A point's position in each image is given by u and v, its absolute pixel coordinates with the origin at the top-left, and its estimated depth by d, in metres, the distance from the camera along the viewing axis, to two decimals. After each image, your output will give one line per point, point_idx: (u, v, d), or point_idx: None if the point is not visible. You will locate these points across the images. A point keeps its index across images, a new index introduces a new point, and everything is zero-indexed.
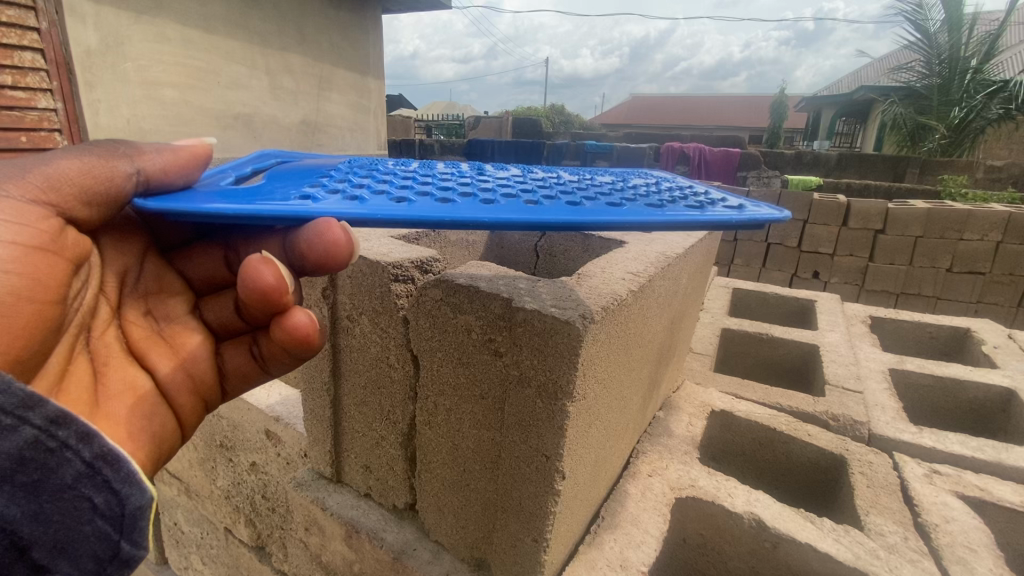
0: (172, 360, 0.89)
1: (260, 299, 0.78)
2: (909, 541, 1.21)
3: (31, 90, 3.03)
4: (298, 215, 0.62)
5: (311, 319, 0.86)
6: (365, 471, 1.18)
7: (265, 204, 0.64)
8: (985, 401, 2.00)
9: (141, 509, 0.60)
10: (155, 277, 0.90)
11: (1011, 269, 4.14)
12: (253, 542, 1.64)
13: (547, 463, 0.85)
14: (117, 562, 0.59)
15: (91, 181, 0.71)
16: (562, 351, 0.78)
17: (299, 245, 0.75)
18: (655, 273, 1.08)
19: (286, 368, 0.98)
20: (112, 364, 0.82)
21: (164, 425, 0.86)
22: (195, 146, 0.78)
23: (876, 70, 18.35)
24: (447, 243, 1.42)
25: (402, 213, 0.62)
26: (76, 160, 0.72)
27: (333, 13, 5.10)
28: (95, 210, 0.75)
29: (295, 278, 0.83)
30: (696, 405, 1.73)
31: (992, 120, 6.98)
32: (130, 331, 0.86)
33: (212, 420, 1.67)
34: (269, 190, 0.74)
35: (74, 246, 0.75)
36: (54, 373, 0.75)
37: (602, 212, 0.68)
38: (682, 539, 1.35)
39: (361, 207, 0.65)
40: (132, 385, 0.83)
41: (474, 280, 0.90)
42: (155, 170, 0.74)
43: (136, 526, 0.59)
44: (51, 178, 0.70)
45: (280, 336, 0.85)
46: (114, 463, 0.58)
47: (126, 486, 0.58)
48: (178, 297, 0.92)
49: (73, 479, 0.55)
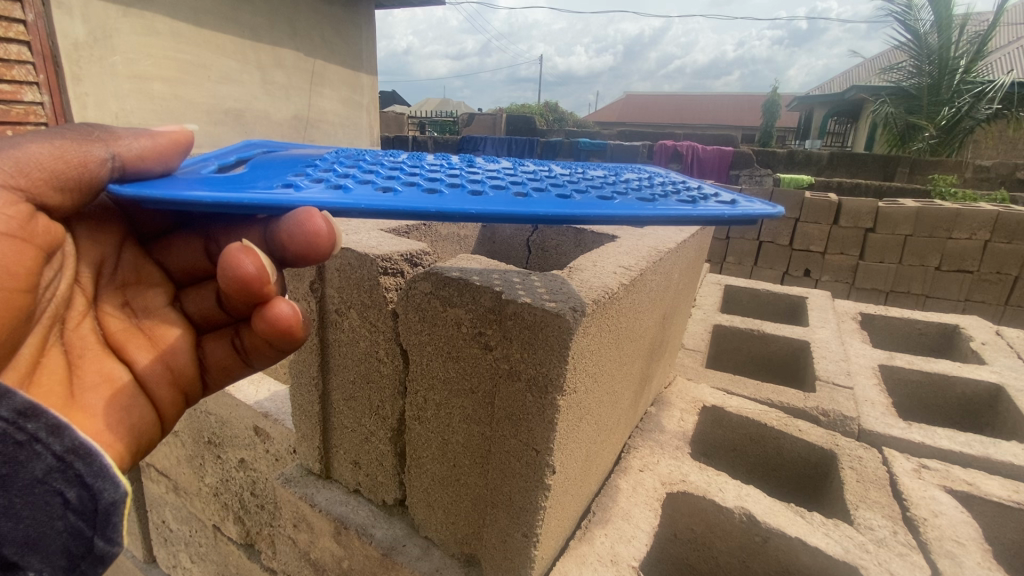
0: (151, 352, 0.88)
1: (240, 290, 0.77)
2: (897, 535, 1.21)
3: (17, 82, 2.91)
4: (279, 203, 0.60)
5: (295, 310, 0.85)
6: (353, 467, 1.17)
7: (245, 192, 0.63)
8: (972, 396, 2.02)
9: (115, 504, 0.63)
10: (133, 268, 0.88)
11: (998, 267, 4.18)
12: (241, 540, 1.63)
13: (537, 458, 0.84)
14: (92, 557, 0.63)
15: (63, 166, 0.70)
16: (552, 345, 0.77)
17: (280, 236, 0.74)
18: (646, 268, 1.07)
19: (268, 361, 0.97)
20: (88, 356, 0.81)
21: (142, 418, 0.85)
22: (176, 132, 0.77)
23: (869, 70, 18.44)
24: (438, 237, 1.40)
25: (388, 203, 0.61)
26: (47, 145, 0.71)
27: (324, 7, 5.05)
28: (69, 197, 0.73)
29: (277, 269, 0.82)
30: (688, 400, 1.73)
31: (982, 121, 7.11)
32: (107, 323, 0.84)
33: (200, 416, 1.65)
34: (251, 179, 0.73)
35: (45, 233, 0.73)
36: (25, 365, 0.74)
37: (591, 206, 0.67)
38: (673, 534, 1.36)
39: (345, 197, 0.63)
40: (109, 377, 0.82)
41: (464, 273, 0.88)
42: (131, 156, 0.73)
43: (109, 522, 0.63)
44: (21, 162, 0.68)
45: (262, 328, 0.84)
46: (85, 458, 0.61)
47: (98, 481, 0.62)
48: (158, 288, 0.91)
49: (44, 473, 0.58)
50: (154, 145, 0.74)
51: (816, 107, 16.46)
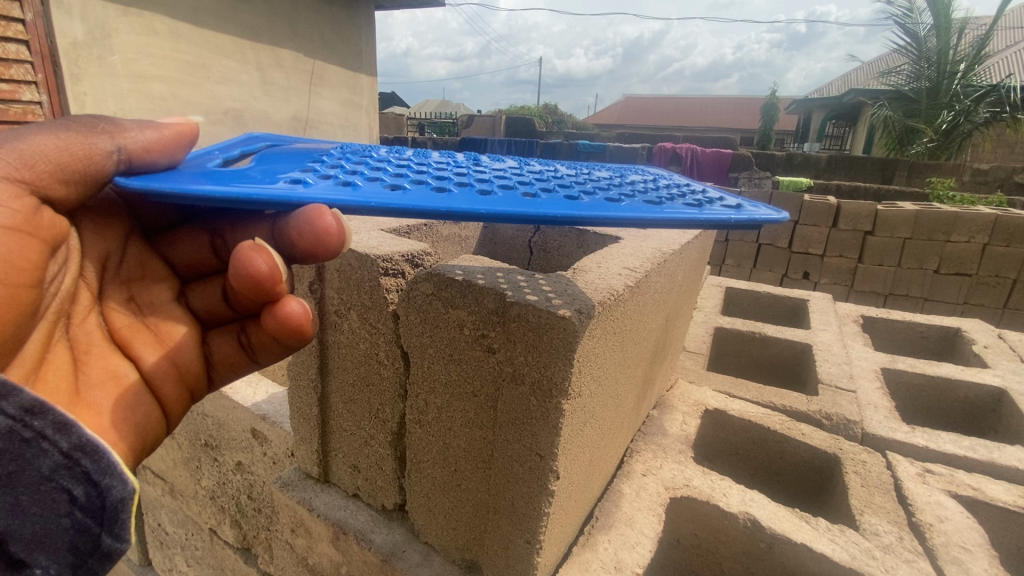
0: (157, 349, 0.86)
1: (251, 289, 0.75)
2: (904, 541, 1.20)
3: (15, 82, 2.89)
4: (288, 200, 0.59)
5: (304, 308, 0.83)
6: (352, 470, 1.15)
7: (254, 188, 0.61)
8: (975, 400, 2.01)
9: (123, 501, 0.61)
10: (138, 262, 0.87)
11: (996, 270, 4.18)
12: (238, 544, 1.61)
13: (541, 463, 0.82)
14: (99, 554, 0.61)
15: (69, 158, 0.68)
16: (557, 348, 0.76)
17: (289, 232, 0.73)
18: (651, 270, 1.05)
19: (274, 358, 0.94)
20: (94, 352, 0.79)
21: (148, 416, 0.83)
22: (181, 124, 0.75)
23: (866, 74, 18.48)
24: (439, 237, 1.38)
25: (397, 201, 0.60)
26: (52, 136, 0.69)
27: (323, 8, 5.03)
28: (73, 189, 0.72)
29: (287, 267, 0.81)
30: (690, 403, 1.72)
31: (980, 124, 7.11)
32: (113, 318, 0.83)
33: (197, 418, 1.63)
34: (258, 174, 0.71)
35: (50, 227, 0.72)
36: (31, 361, 0.72)
37: (599, 208, 0.66)
38: (676, 539, 1.34)
39: (352, 194, 0.62)
40: (115, 374, 0.80)
41: (467, 274, 0.87)
42: (137, 149, 0.71)
43: (117, 519, 0.61)
44: (26, 154, 0.67)
45: (271, 325, 0.82)
46: (93, 454, 0.60)
47: (105, 478, 0.60)
48: (163, 283, 0.89)
49: (50, 470, 0.57)
50: (160, 138, 0.72)
51: (815, 110, 16.48)
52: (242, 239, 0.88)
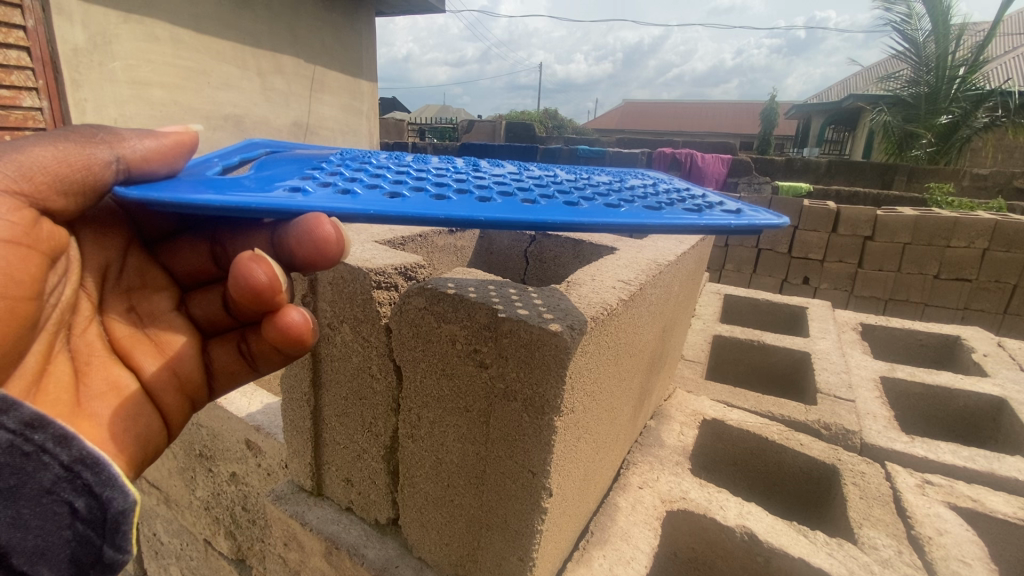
0: (157, 358, 0.85)
1: (250, 299, 0.75)
2: (903, 555, 1.19)
3: (16, 88, 2.90)
4: (286, 209, 0.58)
5: (305, 317, 0.83)
6: (346, 484, 1.14)
7: (253, 196, 0.61)
8: (975, 408, 2.00)
9: (124, 513, 0.60)
10: (138, 272, 0.86)
11: (997, 275, 4.18)
12: (232, 555, 1.60)
13: (534, 480, 0.82)
14: (102, 564, 0.61)
15: (67, 169, 0.68)
16: (549, 363, 0.75)
17: (287, 241, 0.72)
18: (646, 282, 1.05)
19: (275, 366, 0.93)
20: (95, 363, 0.79)
21: (149, 426, 0.82)
22: (180, 133, 0.75)
23: (865, 80, 18.51)
24: (434, 248, 1.37)
25: (396, 209, 0.59)
26: (52, 148, 0.69)
27: (323, 14, 5.05)
28: (74, 201, 0.72)
29: (287, 276, 0.80)
30: (688, 413, 1.71)
31: (979, 129, 7.24)
32: (114, 328, 0.82)
33: (192, 428, 1.62)
34: (257, 182, 0.71)
35: (50, 239, 0.71)
36: (31, 374, 0.72)
37: (598, 213, 0.66)
38: (674, 553, 1.33)
39: (352, 202, 0.61)
40: (116, 385, 0.80)
41: (460, 288, 0.86)
42: (136, 158, 0.71)
43: (118, 532, 0.60)
44: (24, 166, 0.66)
45: (271, 334, 0.81)
46: (94, 467, 0.59)
47: (106, 491, 0.59)
48: (163, 292, 0.88)
49: (51, 483, 0.57)
50: (159, 146, 0.72)
51: (815, 115, 16.50)
52: (240, 247, 0.87)
